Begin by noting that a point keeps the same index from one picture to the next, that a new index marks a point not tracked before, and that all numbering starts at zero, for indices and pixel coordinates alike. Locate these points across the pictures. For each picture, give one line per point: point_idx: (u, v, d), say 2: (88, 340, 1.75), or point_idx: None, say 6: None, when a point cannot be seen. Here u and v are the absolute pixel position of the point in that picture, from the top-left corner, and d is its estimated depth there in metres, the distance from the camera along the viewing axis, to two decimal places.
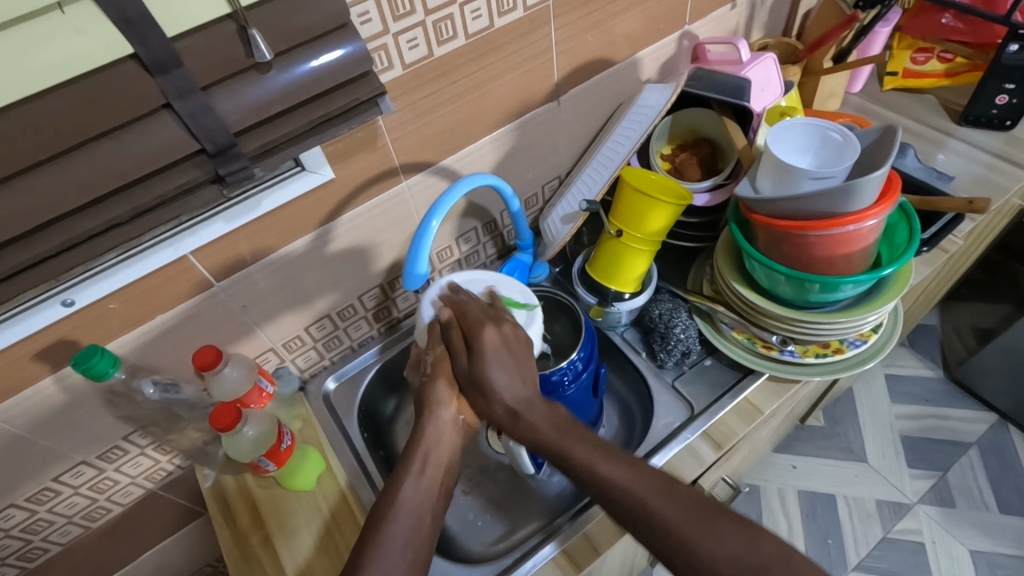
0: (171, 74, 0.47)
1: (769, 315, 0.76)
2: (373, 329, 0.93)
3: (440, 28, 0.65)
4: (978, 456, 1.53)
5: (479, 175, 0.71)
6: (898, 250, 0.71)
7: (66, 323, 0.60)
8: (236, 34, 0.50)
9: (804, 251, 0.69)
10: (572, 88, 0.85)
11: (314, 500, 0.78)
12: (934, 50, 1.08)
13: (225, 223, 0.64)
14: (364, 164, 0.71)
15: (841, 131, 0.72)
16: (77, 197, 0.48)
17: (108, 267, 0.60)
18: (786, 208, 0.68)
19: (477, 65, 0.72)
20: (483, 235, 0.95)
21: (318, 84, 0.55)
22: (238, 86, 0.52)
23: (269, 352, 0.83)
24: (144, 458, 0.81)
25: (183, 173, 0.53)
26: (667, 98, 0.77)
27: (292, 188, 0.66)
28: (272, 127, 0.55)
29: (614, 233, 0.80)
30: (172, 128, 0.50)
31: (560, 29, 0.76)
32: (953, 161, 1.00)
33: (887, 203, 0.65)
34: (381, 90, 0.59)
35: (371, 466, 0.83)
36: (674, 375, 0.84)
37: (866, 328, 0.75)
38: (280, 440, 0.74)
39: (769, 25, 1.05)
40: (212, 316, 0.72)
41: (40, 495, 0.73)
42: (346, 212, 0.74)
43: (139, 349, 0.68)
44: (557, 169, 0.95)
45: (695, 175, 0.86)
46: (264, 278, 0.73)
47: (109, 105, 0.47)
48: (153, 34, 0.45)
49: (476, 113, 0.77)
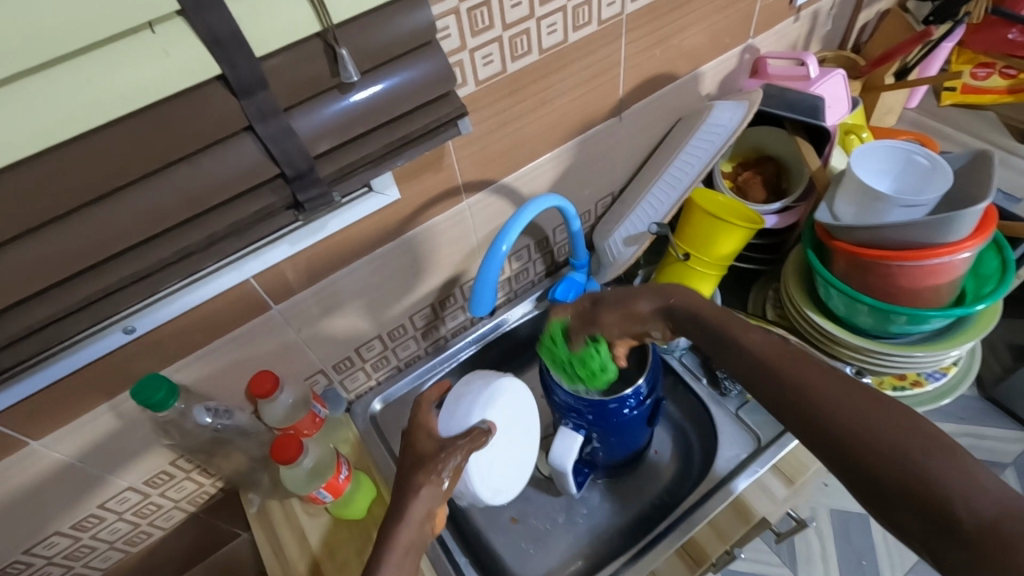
0: (256, 97, 0.44)
1: (844, 345, 0.73)
2: (420, 349, 0.90)
3: (515, 44, 0.62)
4: (1016, 477, 1.50)
5: (548, 197, 0.68)
6: (987, 283, 0.67)
7: (124, 350, 0.57)
8: (322, 53, 0.47)
9: (890, 282, 0.65)
10: (635, 103, 0.82)
11: (363, 531, 0.75)
12: (995, 65, 1.05)
13: (289, 246, 0.61)
14: (428, 183, 0.68)
15: (928, 154, 0.68)
16: (153, 225, 0.46)
17: (170, 293, 0.57)
18: (869, 236, 0.65)
19: (547, 80, 0.69)
20: (534, 253, 0.92)
21: (398, 105, 0.52)
22: (319, 107, 0.49)
23: (318, 374, 0.80)
24: (188, 482, 0.78)
25: (259, 200, 0.50)
26: (741, 117, 0.74)
27: (358, 209, 0.63)
28: (349, 150, 0.52)
29: (681, 256, 0.76)
30: (252, 152, 0.47)
31: (630, 43, 0.73)
32: (1016, 181, 0.97)
33: (983, 235, 0.61)
34: (462, 110, 0.56)
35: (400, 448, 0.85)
36: (738, 404, 0.81)
37: (946, 361, 0.72)
38: (338, 471, 0.70)
39: (828, 38, 1.02)
40: (267, 340, 0.69)
41: (85, 522, 0.71)
42: (405, 233, 0.71)
43: (194, 374, 0.66)
44: (612, 186, 0.92)
45: (760, 195, 0.83)
46: (319, 301, 0.70)
47: (190, 129, 0.44)
48: (241, 55, 0.42)
49: (541, 130, 0.74)
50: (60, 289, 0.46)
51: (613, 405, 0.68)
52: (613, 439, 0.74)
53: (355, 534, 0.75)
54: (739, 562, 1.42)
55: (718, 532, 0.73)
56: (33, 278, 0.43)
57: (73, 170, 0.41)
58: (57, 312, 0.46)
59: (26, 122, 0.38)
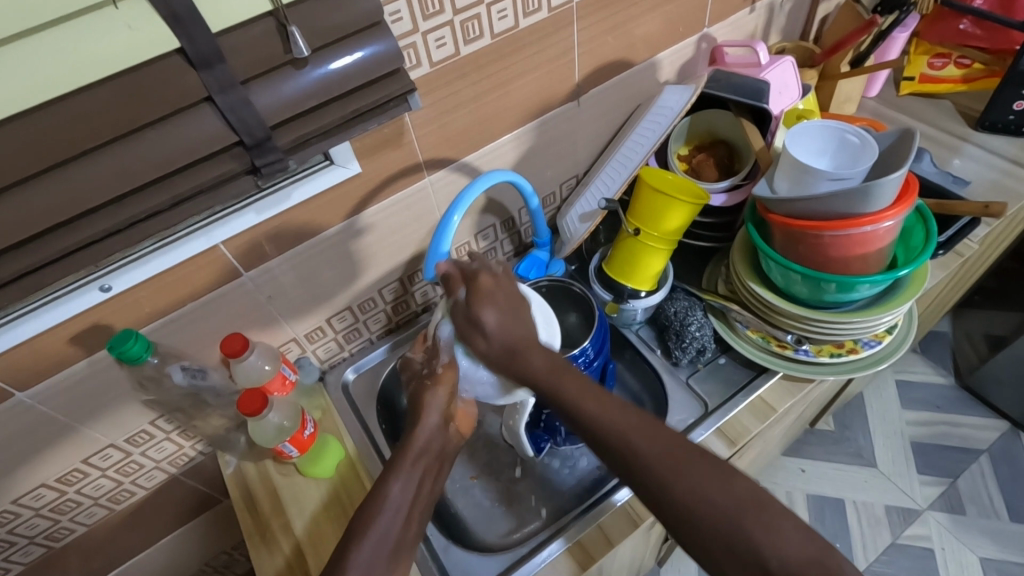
0: (213, 69, 0.49)
1: (784, 314, 0.77)
2: (391, 323, 0.95)
3: (467, 28, 0.67)
4: (988, 463, 1.53)
5: (501, 172, 0.73)
6: (914, 252, 0.71)
7: (103, 307, 0.63)
8: (275, 30, 0.52)
9: (821, 252, 0.69)
10: (592, 88, 0.86)
11: (344, 515, 0.78)
12: (952, 55, 1.08)
13: (256, 215, 0.66)
14: (389, 160, 0.73)
15: (858, 134, 0.73)
16: (122, 184, 0.51)
17: (144, 255, 0.62)
18: (802, 209, 0.69)
19: (501, 64, 0.73)
20: (501, 232, 0.96)
21: (349, 80, 0.57)
22: (276, 81, 0.53)
23: (292, 342, 0.85)
24: (169, 443, 0.83)
25: (221, 164, 0.55)
26: (687, 99, 0.79)
27: (320, 181, 0.68)
28: (306, 122, 0.57)
29: (631, 232, 0.81)
30: (213, 120, 0.52)
31: (582, 30, 0.78)
32: (968, 166, 1.01)
33: (903, 205, 0.65)
34: (411, 86, 0.60)
35: (380, 440, 0.86)
36: (689, 372, 0.85)
37: (880, 329, 0.76)
38: (303, 428, 0.76)
39: (787, 29, 1.06)
40: (239, 305, 0.74)
41: (70, 476, 0.76)
42: (369, 207, 0.76)
43: (169, 335, 0.71)
44: (575, 168, 0.97)
45: (712, 175, 0.87)
46: (288, 270, 0.75)
47: (155, 98, 0.49)
48: (199, 30, 0.47)
49: (499, 111, 0.79)
50: (38, 243, 0.51)
51: None
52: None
53: (336, 515, 0.78)
54: None
55: None
56: (14, 229, 0.48)
57: (46, 131, 0.46)
58: (35, 263, 0.51)
59: (7, 85, 0.44)
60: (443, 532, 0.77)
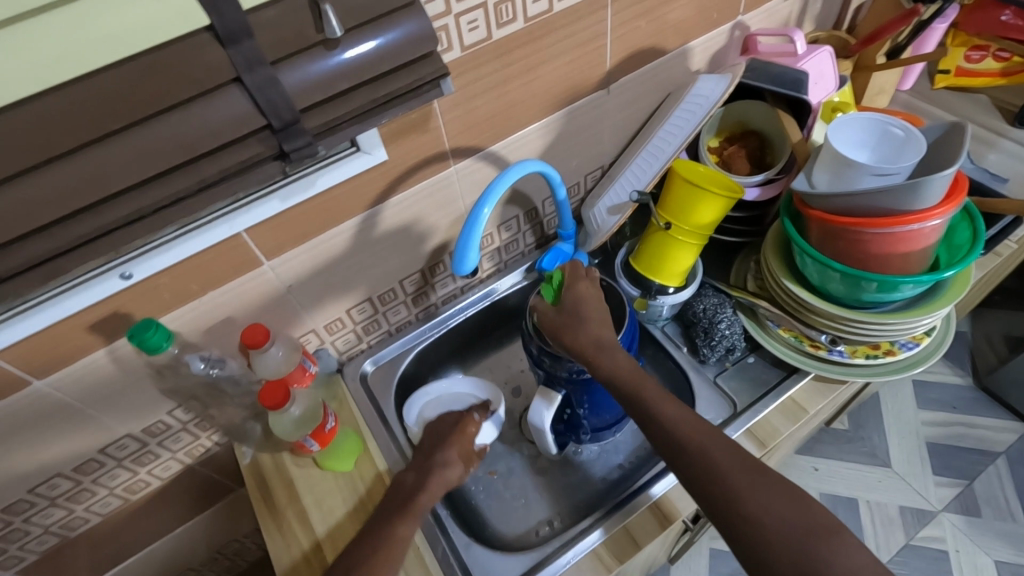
0: (243, 47, 0.47)
1: (818, 313, 0.75)
2: (411, 315, 0.93)
3: (500, 11, 0.64)
4: (1006, 465, 1.50)
5: (530, 162, 0.72)
6: (959, 252, 0.69)
7: (123, 294, 0.61)
8: (307, 8, 0.49)
9: (862, 249, 0.67)
10: (623, 76, 0.84)
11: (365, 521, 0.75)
12: (990, 48, 1.04)
13: (279, 202, 0.63)
14: (415, 147, 0.70)
15: (903, 126, 0.70)
16: (146, 167, 0.48)
17: (165, 242, 0.60)
18: (843, 204, 0.67)
19: (533, 49, 0.71)
20: (523, 223, 0.94)
21: (381, 63, 0.54)
22: (306, 61, 0.51)
23: (311, 333, 0.83)
24: (185, 433, 0.82)
25: (247, 149, 0.52)
26: (723, 88, 0.76)
27: (345, 168, 0.66)
28: (334, 106, 0.55)
29: (662, 225, 0.78)
30: (240, 102, 0.50)
31: (616, 15, 0.75)
32: (1004, 163, 0.98)
33: (952, 203, 0.63)
34: (444, 70, 0.58)
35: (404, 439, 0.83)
36: (716, 371, 0.83)
37: (919, 330, 0.73)
38: (325, 421, 0.74)
39: (821, 18, 1.03)
40: (259, 294, 0.72)
41: (86, 465, 0.74)
42: (393, 196, 0.74)
43: (188, 324, 0.69)
44: (601, 159, 0.94)
45: (744, 168, 0.85)
46: (310, 259, 0.73)
47: (181, 78, 0.47)
48: (229, 6, 0.45)
49: (528, 98, 0.76)
50: (58, 228, 0.49)
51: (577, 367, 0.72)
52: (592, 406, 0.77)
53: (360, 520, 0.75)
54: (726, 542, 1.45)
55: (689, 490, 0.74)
56: (34, 214, 0.46)
57: (69, 112, 0.44)
58: (55, 249, 0.49)
59: (30, 61, 0.41)
60: (464, 530, 0.76)
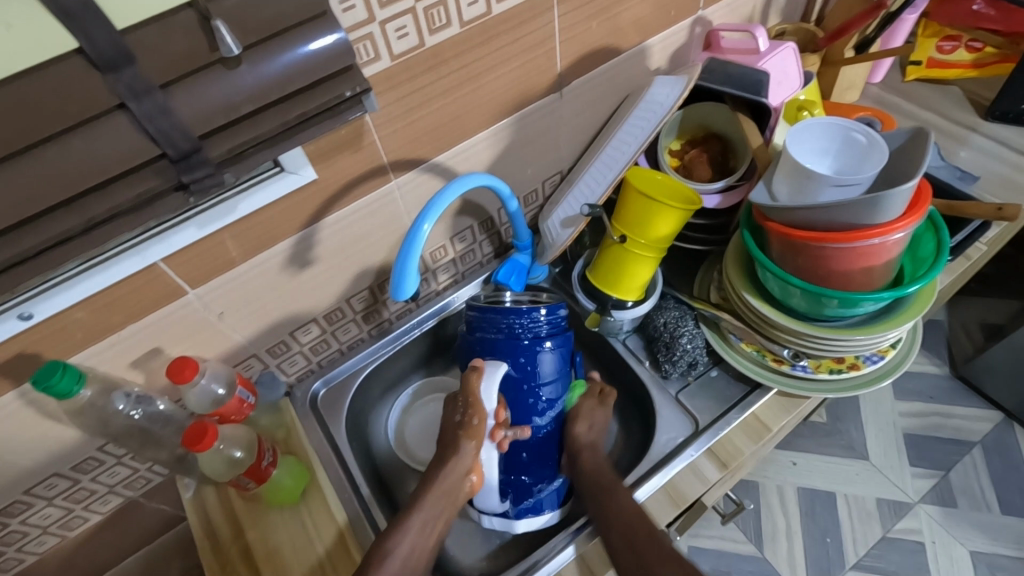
0: (123, 72, 0.42)
1: (781, 328, 0.72)
2: (362, 333, 0.89)
3: (431, 16, 0.59)
4: (981, 455, 1.50)
5: (476, 176, 0.68)
6: (924, 264, 0.66)
7: (26, 335, 0.56)
8: (198, 25, 0.44)
9: (823, 264, 0.64)
10: (576, 78, 0.79)
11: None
12: (962, 38, 1.01)
13: (197, 230, 0.59)
14: (348, 164, 0.66)
15: (866, 131, 0.66)
16: (21, 207, 0.43)
17: (68, 279, 0.55)
18: (803, 217, 0.64)
19: (472, 56, 0.66)
20: (479, 234, 0.90)
21: (291, 81, 0.49)
22: (203, 82, 0.46)
23: (252, 358, 0.78)
24: (121, 468, 0.77)
25: (143, 181, 0.47)
26: (679, 91, 0.71)
27: (270, 190, 0.61)
28: (241, 129, 0.50)
29: (618, 238, 0.75)
30: (128, 131, 0.45)
31: (563, 16, 0.70)
32: (975, 158, 0.95)
33: (915, 216, 0.60)
34: (366, 86, 0.53)
35: (377, 509, 0.76)
36: (679, 387, 0.79)
37: (884, 344, 0.71)
38: (260, 459, 0.71)
39: (788, 9, 0.98)
40: (187, 324, 0.68)
41: (11, 508, 0.70)
42: (331, 213, 0.69)
43: (108, 360, 0.64)
44: (558, 164, 0.90)
45: (705, 174, 0.81)
46: (241, 284, 0.68)
47: (49, 105, 0.41)
48: (99, 27, 0.40)
49: (471, 107, 0.71)
50: None
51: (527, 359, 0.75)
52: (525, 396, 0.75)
53: None
54: (703, 539, 1.46)
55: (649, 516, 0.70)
56: None
57: None
58: None
59: None
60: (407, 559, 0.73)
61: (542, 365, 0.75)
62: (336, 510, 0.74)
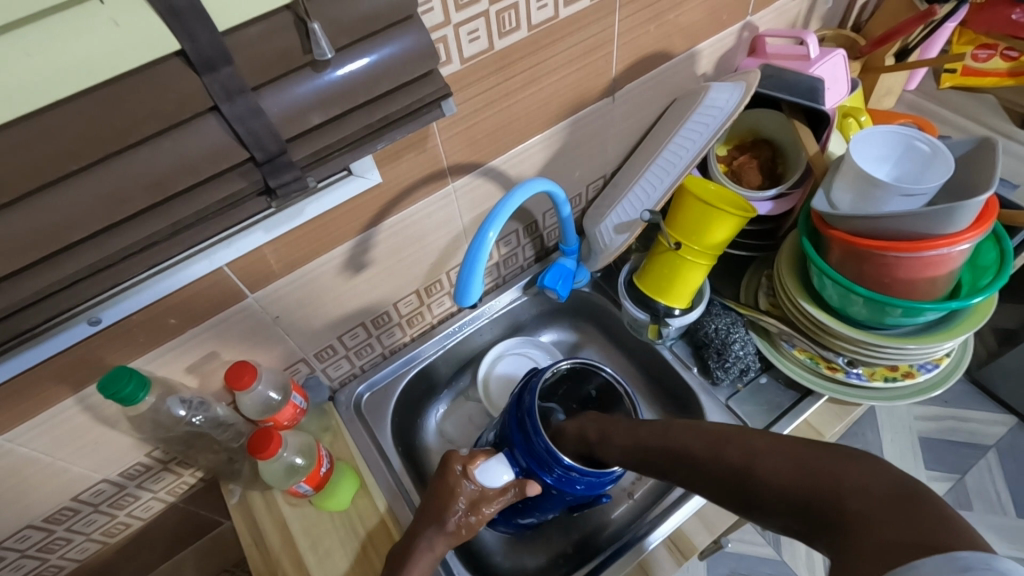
0: (219, 73, 0.41)
1: (837, 335, 0.72)
2: (405, 337, 0.88)
3: (503, 19, 0.58)
4: (996, 459, 1.51)
5: (537, 181, 0.67)
6: (985, 274, 0.66)
7: (91, 340, 0.55)
8: (292, 26, 0.43)
9: (886, 273, 0.64)
10: (629, 82, 0.79)
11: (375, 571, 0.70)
12: (998, 47, 0.98)
13: (264, 233, 0.58)
14: (411, 167, 0.65)
15: (929, 140, 0.66)
16: (112, 211, 0.42)
17: (136, 283, 0.54)
18: (868, 225, 0.64)
19: (536, 59, 0.65)
20: (523, 238, 0.89)
21: (375, 85, 0.49)
22: (293, 85, 0.45)
23: (300, 362, 0.78)
24: (167, 473, 0.76)
25: (229, 184, 0.47)
26: (739, 98, 0.71)
27: (336, 194, 0.60)
28: (323, 133, 0.49)
29: (672, 245, 0.75)
30: (218, 133, 0.44)
31: (623, 20, 0.70)
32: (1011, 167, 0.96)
33: (983, 227, 0.60)
34: (445, 90, 0.53)
35: (411, 489, 0.78)
36: (729, 393, 0.79)
37: (939, 353, 0.71)
38: (319, 465, 0.70)
39: (828, 16, 0.99)
40: (243, 327, 0.67)
41: (58, 515, 0.69)
42: (388, 217, 0.68)
43: (164, 365, 0.63)
44: (603, 169, 0.90)
45: (755, 180, 0.81)
46: (299, 287, 0.67)
47: (147, 106, 0.40)
48: (202, 28, 0.38)
49: (529, 111, 0.71)
50: (9, 283, 0.42)
51: (552, 485, 0.61)
52: (538, 507, 0.65)
53: None
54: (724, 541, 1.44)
55: (706, 524, 0.71)
56: None
57: (17, 154, 0.37)
58: (14, 304, 0.43)
59: None
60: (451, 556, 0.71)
61: (561, 498, 0.62)
62: (383, 510, 0.74)
